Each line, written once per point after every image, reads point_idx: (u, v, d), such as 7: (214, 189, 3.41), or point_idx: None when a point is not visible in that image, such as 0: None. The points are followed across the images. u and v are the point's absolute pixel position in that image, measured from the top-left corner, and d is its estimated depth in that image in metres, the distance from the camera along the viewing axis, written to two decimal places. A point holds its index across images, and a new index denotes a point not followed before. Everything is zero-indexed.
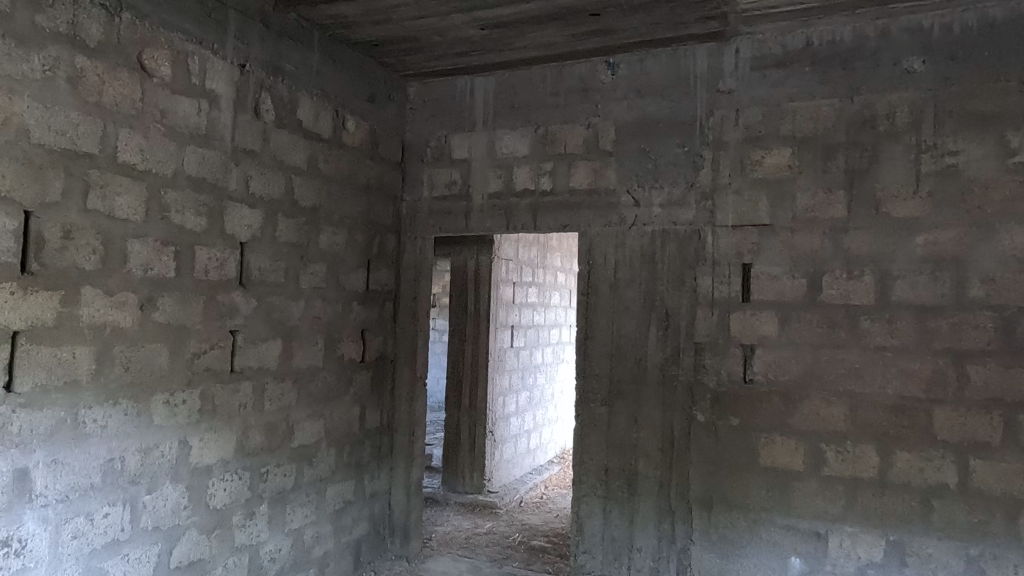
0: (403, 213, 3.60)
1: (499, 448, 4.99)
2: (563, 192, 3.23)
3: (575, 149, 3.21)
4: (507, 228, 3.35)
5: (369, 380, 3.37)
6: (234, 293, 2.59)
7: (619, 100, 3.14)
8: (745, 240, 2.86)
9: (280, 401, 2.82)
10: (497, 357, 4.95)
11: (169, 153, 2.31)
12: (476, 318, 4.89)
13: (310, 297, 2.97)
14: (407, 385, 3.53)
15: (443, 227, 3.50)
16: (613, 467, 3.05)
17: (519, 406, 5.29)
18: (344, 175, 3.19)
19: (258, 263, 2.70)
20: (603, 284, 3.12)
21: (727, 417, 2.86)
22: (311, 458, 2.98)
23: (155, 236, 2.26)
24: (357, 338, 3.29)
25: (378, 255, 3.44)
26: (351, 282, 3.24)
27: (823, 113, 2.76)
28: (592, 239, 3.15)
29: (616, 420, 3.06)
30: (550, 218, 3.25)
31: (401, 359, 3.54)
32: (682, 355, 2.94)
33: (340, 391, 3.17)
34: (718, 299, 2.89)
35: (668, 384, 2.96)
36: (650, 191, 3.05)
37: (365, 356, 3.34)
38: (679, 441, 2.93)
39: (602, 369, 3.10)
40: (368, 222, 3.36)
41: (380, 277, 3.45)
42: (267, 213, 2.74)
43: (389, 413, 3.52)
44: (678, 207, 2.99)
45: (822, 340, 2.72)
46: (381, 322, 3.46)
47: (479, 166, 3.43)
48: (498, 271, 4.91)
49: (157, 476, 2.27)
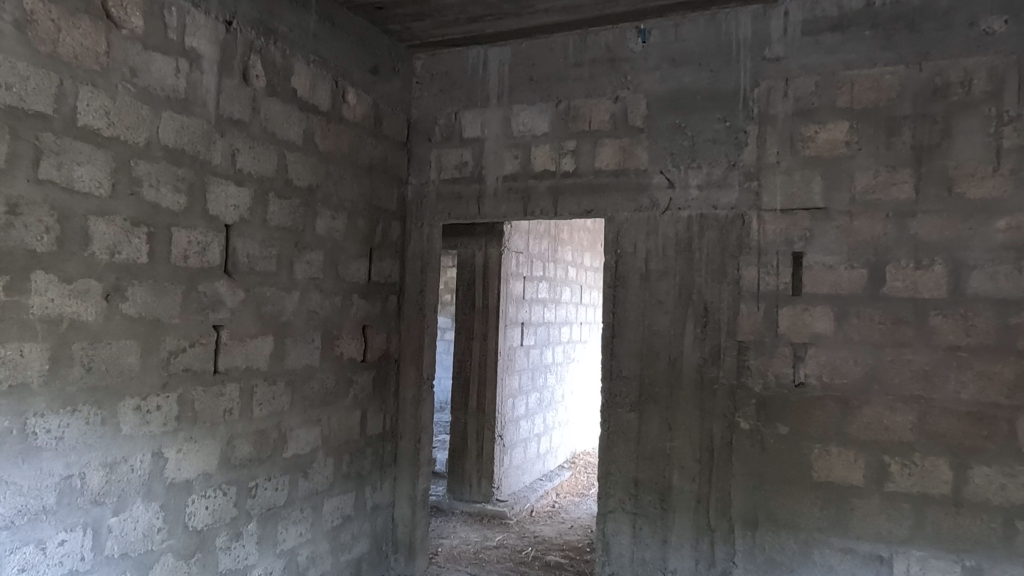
0: (409, 199, 3.28)
1: (508, 453, 4.67)
2: (587, 174, 2.91)
3: (600, 125, 2.89)
4: (524, 214, 3.03)
5: (371, 382, 3.05)
6: (219, 283, 2.26)
7: (651, 70, 2.82)
8: (796, 225, 2.54)
9: (271, 406, 2.49)
10: (506, 355, 4.62)
11: (141, 118, 1.98)
12: (484, 315, 4.57)
13: (306, 289, 2.65)
14: (413, 387, 3.21)
15: (453, 212, 3.18)
16: (644, 480, 2.73)
17: (529, 409, 4.97)
18: (345, 154, 2.87)
19: (247, 249, 2.38)
20: (633, 276, 2.80)
21: (774, 425, 2.55)
22: (306, 469, 2.66)
23: (124, 214, 1.94)
24: (359, 335, 2.97)
25: (381, 244, 3.12)
26: (351, 273, 2.92)
27: (887, 81, 2.43)
28: (620, 226, 2.83)
29: (647, 427, 2.74)
30: (572, 203, 2.93)
31: (406, 358, 3.22)
32: (723, 355, 2.62)
33: (339, 394, 2.85)
34: (764, 292, 2.58)
35: (707, 388, 2.64)
36: (687, 171, 2.73)
37: (367, 355, 3.02)
38: (720, 452, 2.61)
39: (631, 371, 2.78)
40: (371, 207, 3.04)
41: (383, 268, 3.13)
42: (256, 192, 2.41)
43: (393, 417, 3.20)
44: (718, 189, 2.67)
45: (885, 338, 2.40)
46: (384, 317, 3.14)
47: (493, 145, 3.11)
48: (508, 264, 4.59)
49: (126, 495, 1.95)
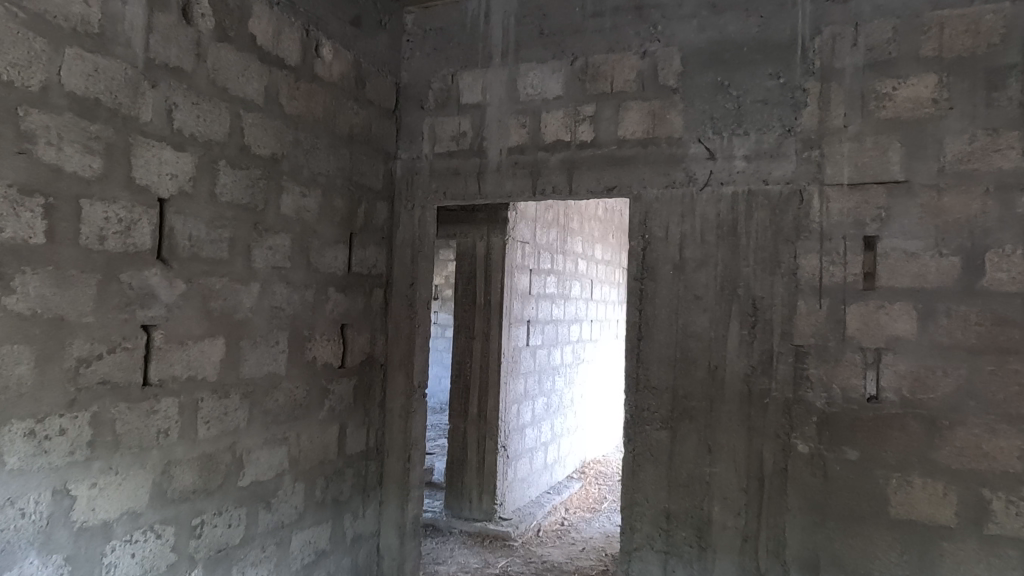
0: (398, 176, 2.81)
1: (512, 466, 4.20)
2: (608, 144, 2.44)
3: (624, 86, 2.42)
4: (533, 194, 2.56)
5: (352, 391, 2.59)
6: (149, 271, 1.79)
7: (686, 18, 2.34)
8: (868, 203, 2.07)
9: (222, 425, 2.03)
10: (511, 357, 4.15)
11: (33, 54, 1.51)
12: (485, 312, 4.09)
13: (268, 280, 2.18)
14: (401, 397, 2.74)
15: (449, 191, 2.71)
16: (677, 512, 2.26)
17: (535, 415, 4.50)
18: (319, 119, 2.40)
19: (189, 230, 1.91)
20: (664, 266, 2.33)
21: (840, 449, 2.07)
22: (269, 499, 2.20)
23: (9, 179, 1.47)
24: (336, 335, 2.50)
25: (364, 229, 2.65)
26: (327, 262, 2.45)
27: (988, 22, 1.95)
28: (649, 206, 2.36)
29: (681, 449, 2.27)
30: (590, 179, 2.46)
31: (394, 362, 2.75)
32: (776, 362, 2.16)
33: (311, 406, 2.38)
34: (827, 285, 2.10)
35: (756, 403, 2.18)
36: (731, 139, 2.25)
37: (346, 358, 2.55)
38: (772, 480, 2.15)
39: (661, 381, 2.31)
40: (351, 184, 2.57)
41: (367, 257, 2.66)
42: (202, 160, 1.94)
43: (379, 431, 2.74)
44: (769, 160, 2.20)
45: (984, 343, 1.92)
46: (367, 313, 2.67)
47: (497, 112, 2.64)
48: (512, 255, 4.12)
49: (14, 548, 1.49)
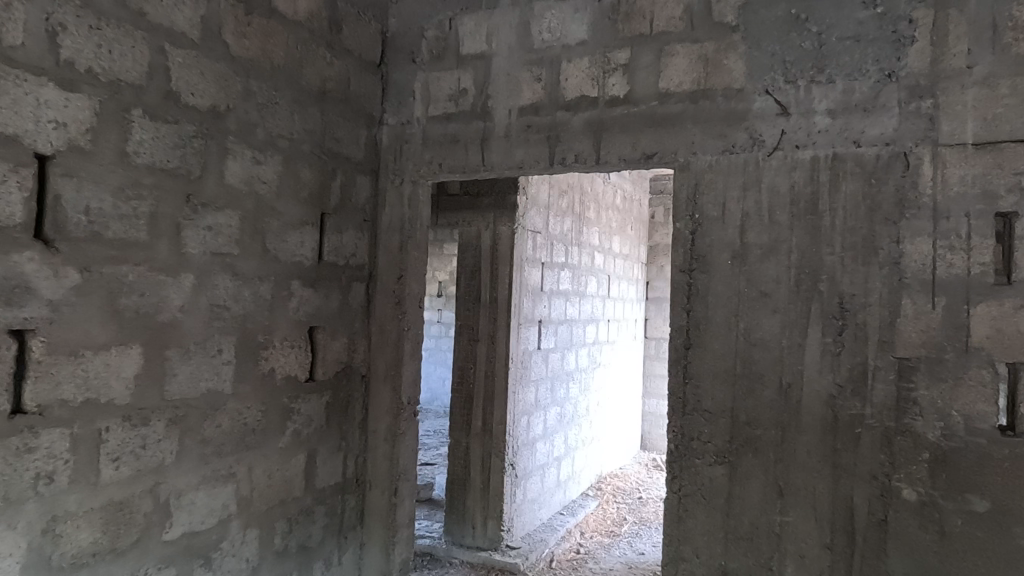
0: (384, 146, 2.31)
1: (522, 486, 3.69)
2: (646, 99, 1.93)
3: (668, 25, 1.91)
4: (551, 164, 2.05)
5: (324, 409, 2.09)
6: (21, 256, 1.29)
7: None
8: (1002, 167, 1.53)
9: (140, 463, 1.52)
10: (521, 362, 3.64)
11: None
12: (490, 312, 3.58)
13: (206, 271, 1.67)
14: (387, 416, 2.24)
15: (446, 162, 2.20)
16: (737, 572, 1.75)
17: (547, 428, 3.99)
18: (280, 67, 1.89)
19: (87, 201, 1.40)
20: (720, 255, 1.81)
21: (962, 498, 1.54)
22: (209, 554, 1.70)
23: None
24: (303, 341, 2.00)
25: (341, 209, 2.15)
26: (290, 249, 1.94)
27: None
28: (700, 177, 1.85)
29: (742, 490, 1.76)
30: (623, 144, 1.95)
31: (379, 372, 2.25)
32: (872, 380, 1.64)
33: (268, 431, 1.88)
34: (943, 279, 1.58)
35: (844, 433, 1.66)
36: (809, 89, 1.74)
37: (316, 369, 2.05)
38: (867, 535, 1.63)
39: (717, 402, 1.80)
40: (323, 152, 2.06)
41: (344, 245, 2.16)
42: (108, 106, 1.43)
43: (359, 457, 2.24)
44: (862, 115, 1.68)
45: None
46: (345, 313, 2.17)
47: (505, 64, 2.13)
48: (523, 246, 3.61)
49: None
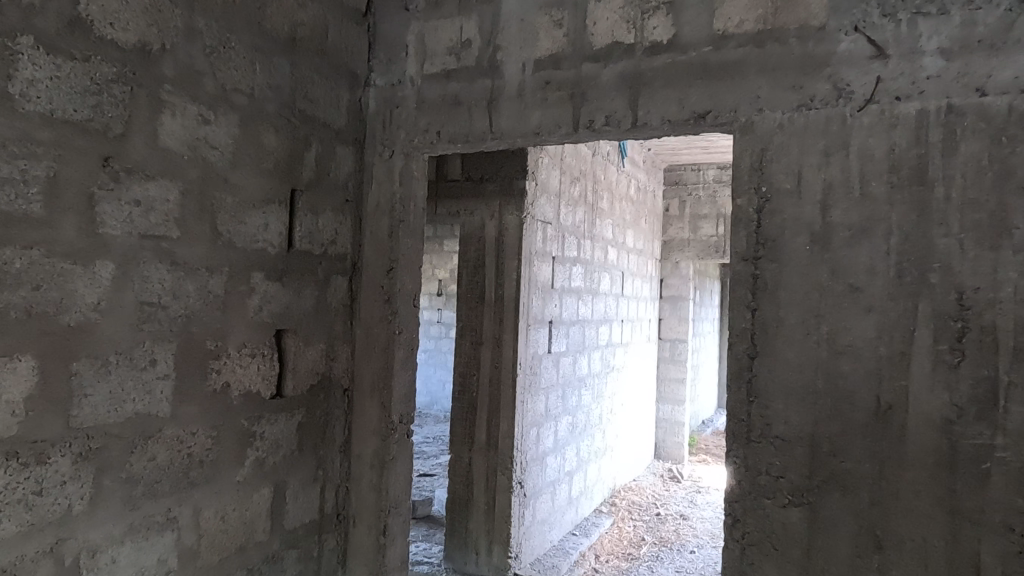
0: (372, 112, 1.92)
1: (530, 506, 3.30)
2: (697, 44, 1.54)
3: None
4: (575, 129, 1.66)
5: (296, 431, 1.70)
6: None
7: None
8: None
9: (34, 514, 1.13)
10: (530, 368, 3.24)
11: None
12: (496, 312, 3.19)
13: (133, 259, 1.28)
14: (374, 438, 1.85)
15: (446, 130, 1.82)
16: None
17: (558, 440, 3.60)
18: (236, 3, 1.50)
19: None
20: (795, 239, 1.43)
21: None
22: None
23: None
24: (268, 348, 1.61)
25: (318, 186, 1.76)
26: (250, 234, 1.55)
27: None
28: (768, 140, 1.46)
29: (828, 540, 1.37)
30: (667, 101, 1.56)
31: (365, 384, 1.86)
32: (1005, 401, 1.24)
33: (222, 463, 1.49)
34: None
35: (965, 471, 1.27)
36: (913, 24, 1.34)
37: (285, 382, 1.67)
38: None
39: (792, 427, 1.41)
40: (295, 115, 1.68)
41: (321, 230, 1.77)
42: None
43: (341, 487, 1.85)
44: (987, 53, 1.28)
45: None
46: (323, 313, 1.78)
47: (517, 8, 1.74)
48: (532, 237, 3.21)
49: None
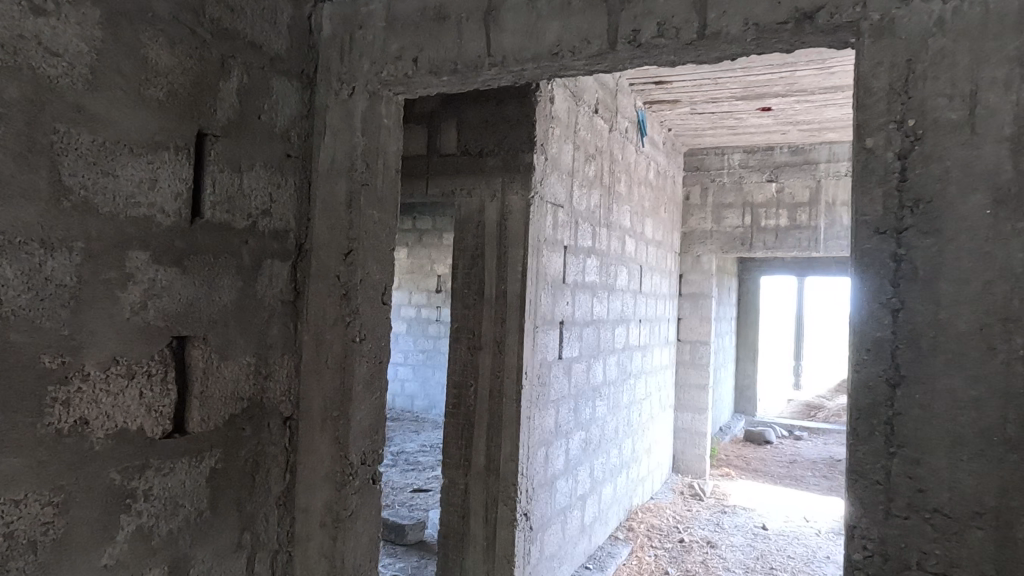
0: (326, 37, 1.40)
1: (537, 541, 2.78)
2: None
3: None
4: (612, 45, 1.14)
5: (208, 481, 1.18)
6: None
7: None
8: None
9: None
10: (538, 378, 2.72)
11: None
12: (497, 311, 2.66)
13: None
14: (326, 486, 1.34)
15: (426, 56, 1.30)
16: None
17: (569, 460, 3.09)
18: None
19: None
20: (966, 200, 0.90)
21: None
22: None
23: None
24: (158, 365, 1.10)
25: (244, 133, 1.24)
26: (127, 194, 1.03)
27: None
28: (918, 47, 0.94)
29: None
30: None
31: (314, 410, 1.35)
32: None
33: (76, 542, 0.97)
34: None
35: None
36: None
37: (190, 412, 1.16)
38: None
39: (963, 497, 0.89)
40: (205, 25, 1.16)
41: (248, 195, 1.25)
42: None
43: (281, 553, 1.34)
44: None
45: None
46: (252, 313, 1.27)
47: None
48: (541, 222, 2.69)
49: None
